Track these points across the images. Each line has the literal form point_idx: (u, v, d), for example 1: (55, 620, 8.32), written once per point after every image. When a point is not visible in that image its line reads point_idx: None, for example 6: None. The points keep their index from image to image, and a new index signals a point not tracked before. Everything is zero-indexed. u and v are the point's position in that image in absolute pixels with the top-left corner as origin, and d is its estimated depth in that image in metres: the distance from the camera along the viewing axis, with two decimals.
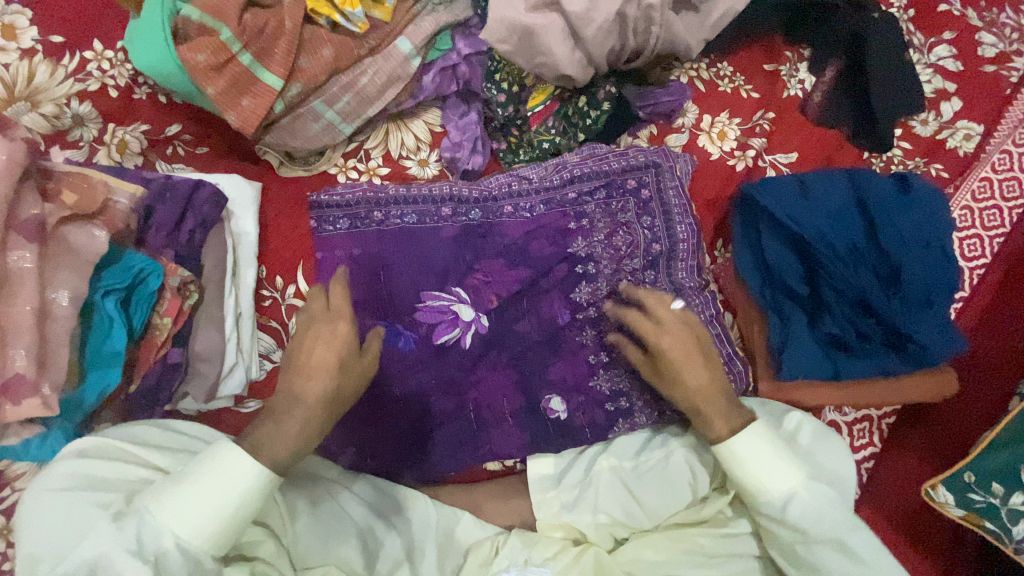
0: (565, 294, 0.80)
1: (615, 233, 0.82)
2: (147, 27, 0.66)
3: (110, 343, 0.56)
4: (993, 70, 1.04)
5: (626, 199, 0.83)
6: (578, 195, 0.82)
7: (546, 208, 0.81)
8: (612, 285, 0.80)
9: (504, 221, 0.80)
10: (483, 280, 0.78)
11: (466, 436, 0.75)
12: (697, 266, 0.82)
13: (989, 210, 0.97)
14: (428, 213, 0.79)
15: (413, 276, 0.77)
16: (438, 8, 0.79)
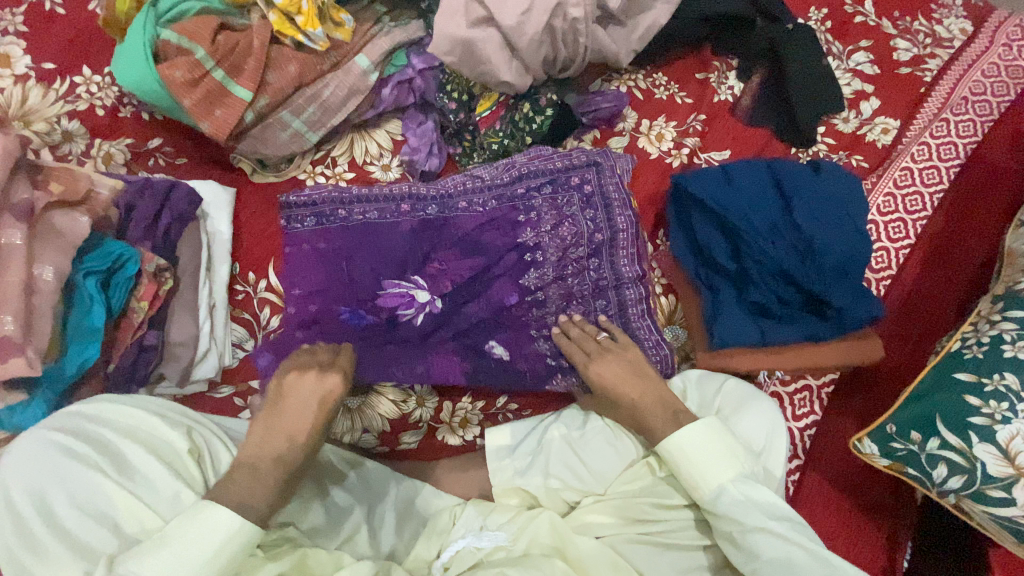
0: (515, 279, 0.85)
1: (560, 224, 0.87)
2: (130, 50, 0.75)
3: (90, 319, 0.62)
4: (908, 72, 1.15)
5: (570, 194, 0.88)
6: (525, 190, 0.88)
7: (497, 203, 0.87)
8: (557, 269, 0.85)
9: (458, 215, 0.86)
10: (440, 269, 0.84)
11: (406, 373, 0.80)
12: (638, 254, 0.88)
13: (911, 196, 1.06)
14: (388, 210, 0.85)
15: (374, 266, 0.82)
16: (394, 30, 0.89)
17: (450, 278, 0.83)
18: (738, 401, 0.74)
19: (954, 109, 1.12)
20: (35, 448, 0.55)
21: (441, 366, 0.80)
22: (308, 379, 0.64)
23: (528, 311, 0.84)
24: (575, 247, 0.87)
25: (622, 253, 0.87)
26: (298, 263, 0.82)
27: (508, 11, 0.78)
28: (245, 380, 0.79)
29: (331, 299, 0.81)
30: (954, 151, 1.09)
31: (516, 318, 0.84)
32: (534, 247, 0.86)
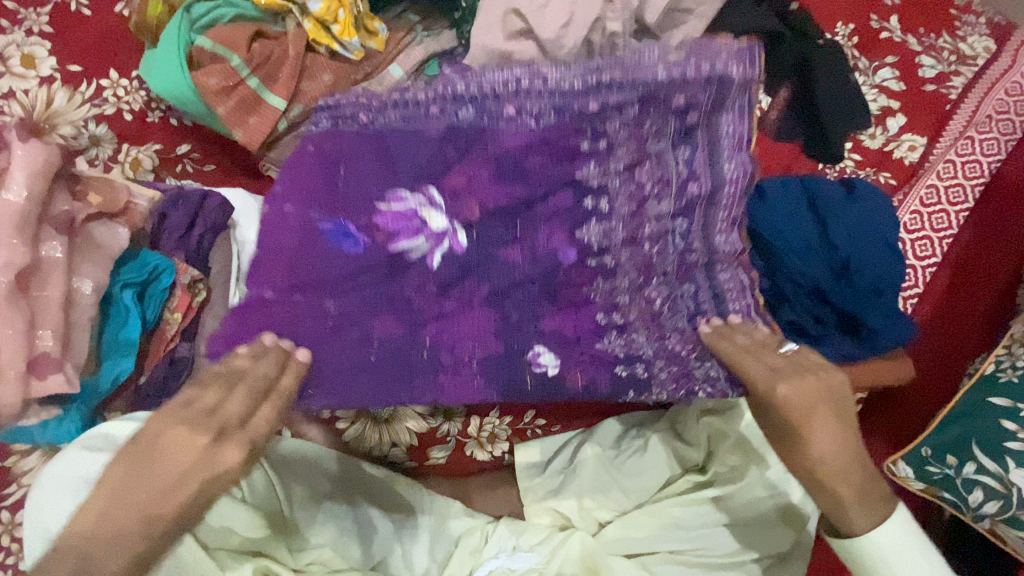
0: (570, 228, 0.63)
1: (639, 168, 0.63)
2: (164, 55, 0.74)
3: (126, 332, 0.61)
4: (933, 89, 1.15)
5: (654, 177, 0.63)
6: (600, 106, 0.62)
7: (557, 118, 0.63)
8: (628, 228, 0.63)
9: (500, 127, 0.63)
10: (464, 181, 0.62)
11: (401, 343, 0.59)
12: (738, 220, 0.65)
13: (937, 214, 1.05)
14: (414, 116, 0.66)
15: (374, 172, 0.62)
16: (427, 39, 0.88)
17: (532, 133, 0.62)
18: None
19: (978, 127, 1.11)
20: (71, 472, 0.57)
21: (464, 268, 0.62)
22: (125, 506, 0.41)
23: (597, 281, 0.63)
24: (659, 194, 0.64)
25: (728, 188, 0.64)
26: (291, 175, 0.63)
27: (548, 24, 0.76)
28: None
29: (305, 240, 0.59)
30: (979, 169, 1.08)
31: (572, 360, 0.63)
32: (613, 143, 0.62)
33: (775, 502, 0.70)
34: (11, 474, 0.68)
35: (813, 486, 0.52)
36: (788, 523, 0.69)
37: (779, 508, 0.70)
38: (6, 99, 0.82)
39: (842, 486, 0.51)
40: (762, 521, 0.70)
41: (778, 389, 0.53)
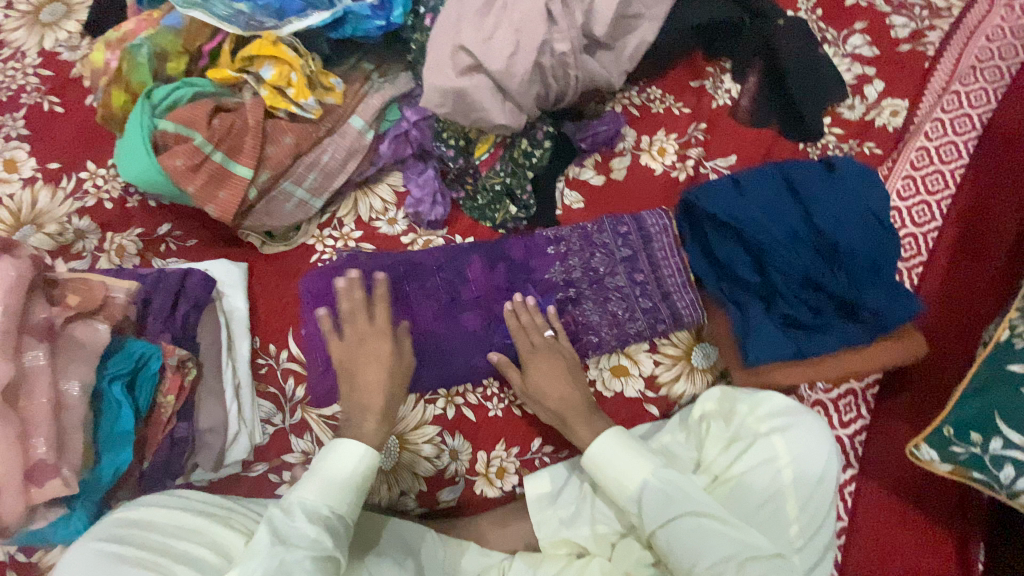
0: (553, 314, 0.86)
1: (590, 266, 0.87)
2: (130, 145, 0.77)
3: (121, 424, 0.62)
4: (909, 48, 1.11)
5: (597, 249, 0.88)
6: (557, 249, 0.88)
7: (523, 260, 0.87)
8: (598, 310, 0.86)
9: (476, 272, 0.86)
10: (471, 313, 0.85)
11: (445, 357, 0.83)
12: (678, 283, 0.87)
13: (931, 175, 1.03)
14: (415, 271, 0.85)
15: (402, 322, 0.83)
16: (384, 86, 0.88)
17: (506, 258, 0.87)
18: (775, 416, 0.71)
19: (962, 81, 1.10)
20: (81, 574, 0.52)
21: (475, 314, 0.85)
22: (285, 136, 0.81)
23: (566, 252, 0.88)
24: (610, 281, 0.87)
25: (664, 265, 0.87)
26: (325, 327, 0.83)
27: (495, 56, 0.76)
28: (278, 455, 0.80)
29: None
30: (969, 123, 1.07)
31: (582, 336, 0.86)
32: (573, 285, 0.87)
33: (775, 501, 0.67)
34: (36, 570, 0.69)
35: (543, 392, 0.77)
36: (792, 525, 0.66)
37: (780, 506, 0.67)
38: None
39: (573, 419, 0.76)
40: (763, 521, 0.67)
41: (530, 368, 0.79)
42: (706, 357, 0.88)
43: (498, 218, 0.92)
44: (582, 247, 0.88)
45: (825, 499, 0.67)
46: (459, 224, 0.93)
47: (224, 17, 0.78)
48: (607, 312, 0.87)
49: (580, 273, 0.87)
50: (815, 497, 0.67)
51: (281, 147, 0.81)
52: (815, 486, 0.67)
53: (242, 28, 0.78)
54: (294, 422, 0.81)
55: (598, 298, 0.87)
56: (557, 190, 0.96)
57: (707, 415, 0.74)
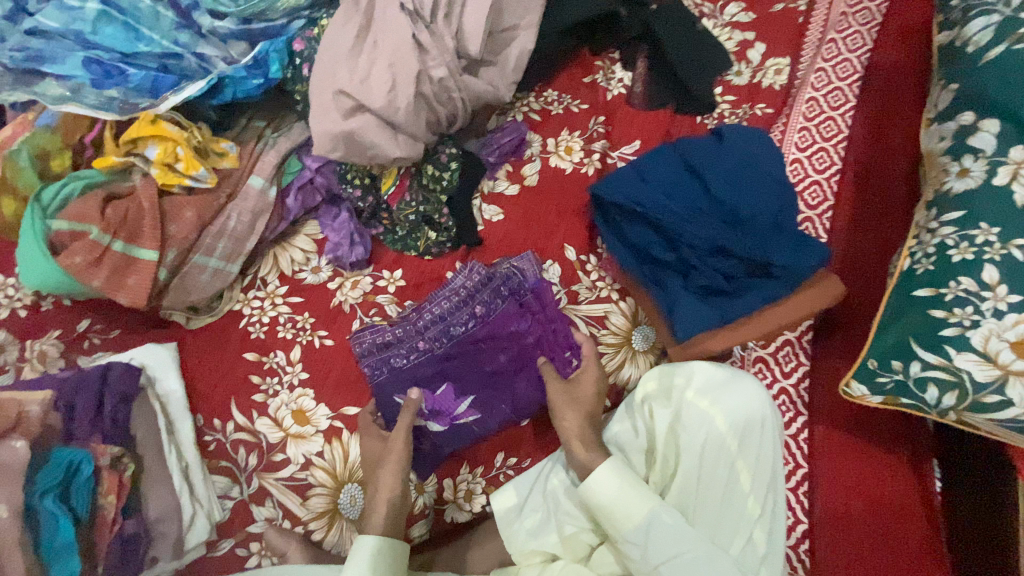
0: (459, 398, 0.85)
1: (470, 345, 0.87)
2: (26, 251, 0.75)
3: (61, 535, 0.61)
4: (782, 7, 1.17)
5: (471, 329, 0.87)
6: (437, 336, 0.87)
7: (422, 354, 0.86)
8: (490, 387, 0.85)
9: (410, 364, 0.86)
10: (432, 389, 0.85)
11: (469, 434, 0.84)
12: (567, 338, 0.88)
13: (824, 123, 1.07)
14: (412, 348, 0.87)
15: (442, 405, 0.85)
16: (279, 140, 0.89)
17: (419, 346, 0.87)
18: (709, 389, 0.74)
19: (837, 27, 1.15)
20: None
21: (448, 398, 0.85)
22: (187, 212, 0.80)
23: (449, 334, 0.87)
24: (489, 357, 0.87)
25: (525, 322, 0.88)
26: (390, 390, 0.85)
27: (375, 94, 0.77)
28: (242, 528, 0.80)
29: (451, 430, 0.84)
30: (850, 67, 1.12)
31: (490, 412, 0.85)
32: (460, 381, 0.86)
33: (729, 475, 0.71)
34: None
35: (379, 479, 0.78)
36: (749, 496, 0.70)
37: (733, 477, 0.71)
38: None
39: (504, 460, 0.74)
40: (721, 500, 0.70)
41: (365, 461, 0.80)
42: (646, 338, 0.91)
43: (421, 247, 0.94)
44: (470, 352, 0.87)
45: (773, 464, 0.71)
46: (384, 259, 0.94)
47: (97, 105, 0.77)
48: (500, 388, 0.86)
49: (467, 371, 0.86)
50: (764, 464, 0.70)
51: (186, 219, 0.80)
52: (760, 453, 0.71)
53: (116, 112, 0.77)
54: (252, 492, 0.82)
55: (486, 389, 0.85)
56: (474, 208, 0.98)
57: (649, 399, 0.76)
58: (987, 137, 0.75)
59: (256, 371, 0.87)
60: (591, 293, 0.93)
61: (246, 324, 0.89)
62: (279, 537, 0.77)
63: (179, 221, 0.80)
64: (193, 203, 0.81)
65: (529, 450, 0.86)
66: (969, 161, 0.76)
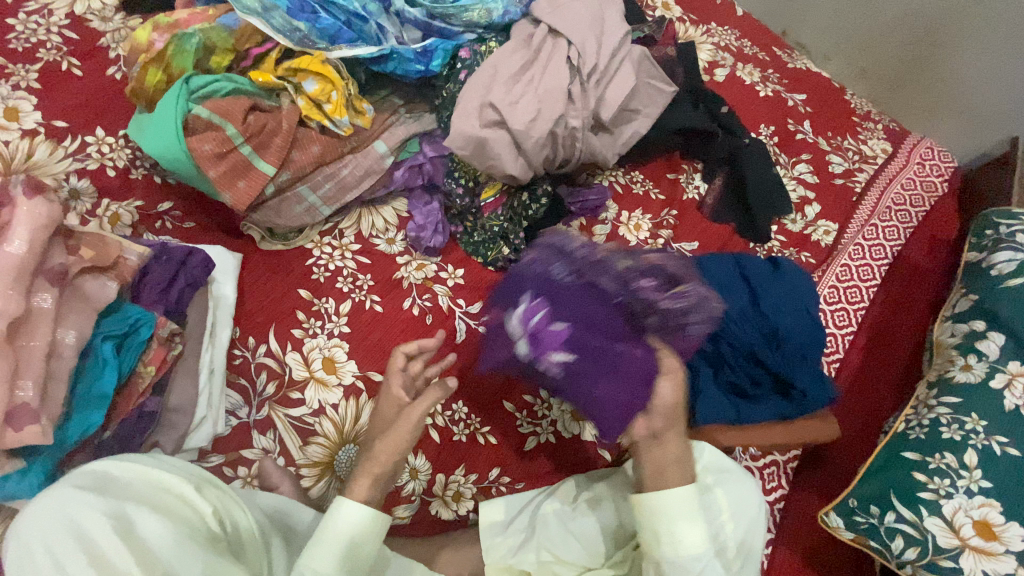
0: (564, 341, 0.73)
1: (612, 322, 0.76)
2: (160, 120, 0.79)
3: (100, 385, 0.63)
4: (841, 182, 1.34)
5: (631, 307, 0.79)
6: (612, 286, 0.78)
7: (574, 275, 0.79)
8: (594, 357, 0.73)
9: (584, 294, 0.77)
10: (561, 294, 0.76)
11: (606, 370, 0.73)
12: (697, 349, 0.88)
13: (853, 289, 1.21)
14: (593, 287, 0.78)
15: (592, 355, 0.73)
16: (409, 121, 0.97)
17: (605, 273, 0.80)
18: (717, 470, 0.81)
19: (880, 216, 1.31)
20: (56, 515, 0.48)
21: (569, 308, 0.74)
22: (313, 148, 0.87)
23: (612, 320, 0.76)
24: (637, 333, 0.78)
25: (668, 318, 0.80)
26: (571, 298, 0.75)
27: (518, 117, 0.87)
28: (237, 449, 0.80)
29: (582, 329, 0.74)
30: (883, 252, 1.27)
31: (595, 371, 0.73)
32: (582, 337, 0.74)
33: None
34: None
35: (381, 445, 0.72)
36: None
37: None
38: None
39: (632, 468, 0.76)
40: None
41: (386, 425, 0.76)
42: None
43: (489, 256, 1.00)
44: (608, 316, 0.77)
45: (752, 556, 0.78)
46: (453, 255, 1.00)
47: (279, 28, 0.86)
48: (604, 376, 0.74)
49: (590, 355, 0.73)
50: (746, 552, 0.77)
51: (311, 153, 0.87)
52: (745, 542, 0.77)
53: (295, 42, 0.86)
54: (258, 418, 0.82)
55: (622, 387, 0.73)
56: None
57: None
58: (991, 346, 0.89)
59: (302, 309, 0.88)
60: None
61: (310, 262, 0.92)
62: (276, 473, 0.77)
63: (303, 150, 0.87)
64: (320, 141, 0.87)
65: (525, 474, 0.89)
66: (973, 360, 0.89)
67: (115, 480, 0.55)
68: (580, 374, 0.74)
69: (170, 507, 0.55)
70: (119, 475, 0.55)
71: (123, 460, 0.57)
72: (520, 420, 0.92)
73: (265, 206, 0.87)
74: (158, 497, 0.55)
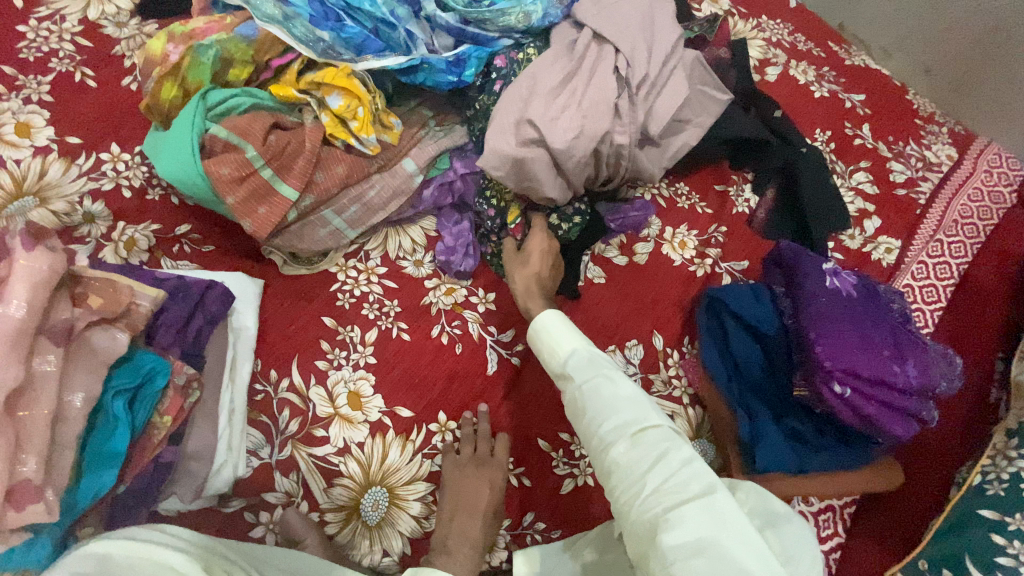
0: (837, 301, 0.82)
1: (874, 332, 0.80)
2: (175, 141, 0.74)
3: (112, 444, 0.59)
4: (904, 193, 1.23)
5: (910, 328, 0.84)
6: (882, 312, 0.83)
7: (858, 297, 0.84)
8: (853, 361, 0.76)
9: (859, 306, 0.83)
10: (864, 287, 0.86)
11: (849, 361, 0.76)
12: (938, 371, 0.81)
13: (914, 313, 1.11)
14: (890, 303, 0.87)
15: (847, 304, 0.82)
16: (440, 135, 0.90)
17: (864, 288, 0.86)
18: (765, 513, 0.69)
19: (946, 231, 1.20)
20: None
21: (885, 321, 0.82)
22: (337, 170, 0.81)
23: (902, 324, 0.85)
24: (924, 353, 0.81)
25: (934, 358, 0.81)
26: (849, 311, 0.81)
27: (559, 134, 0.79)
28: (258, 493, 0.75)
29: (848, 324, 0.80)
30: (949, 271, 1.16)
31: (852, 371, 0.76)
32: (876, 308, 0.84)
33: None
34: None
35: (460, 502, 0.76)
36: None
37: None
38: None
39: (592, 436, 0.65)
40: None
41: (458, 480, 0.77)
42: (704, 454, 0.89)
43: None
44: (873, 323, 0.81)
45: None
46: (485, 279, 0.93)
47: (300, 37, 0.79)
48: (860, 327, 0.80)
49: (876, 304, 0.85)
50: None
51: (335, 174, 0.81)
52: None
53: (318, 53, 0.80)
54: (281, 458, 0.77)
55: (853, 337, 0.78)
56: (582, 264, 0.98)
57: None
58: None
59: (327, 339, 0.83)
60: (664, 388, 0.92)
61: (333, 289, 0.86)
62: (300, 523, 0.73)
63: (326, 170, 0.80)
64: (343, 161, 0.81)
65: (563, 521, 0.82)
66: None
67: (114, 561, 0.50)
68: (824, 298, 0.82)
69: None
70: (122, 557, 0.51)
71: (126, 541, 0.54)
72: (556, 460, 0.85)
73: (287, 230, 0.82)
74: (163, 572, 0.51)
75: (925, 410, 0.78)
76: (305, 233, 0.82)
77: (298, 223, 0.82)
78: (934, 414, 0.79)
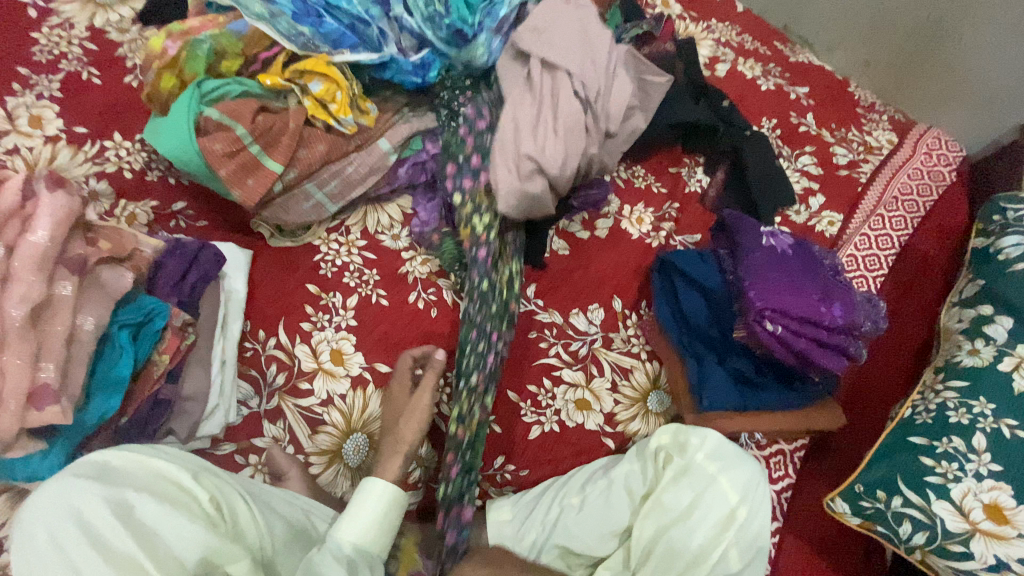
0: (771, 255, 0.91)
1: (803, 281, 0.89)
2: (173, 121, 0.83)
3: (115, 370, 0.70)
4: (846, 173, 1.33)
5: (840, 279, 0.93)
6: (813, 264, 0.93)
7: (791, 252, 0.93)
8: (783, 305, 0.85)
9: (791, 260, 0.92)
10: (798, 245, 0.96)
11: (779, 306, 0.85)
12: (867, 313, 0.89)
13: (858, 279, 1.21)
14: (822, 259, 0.96)
15: (780, 258, 0.91)
16: (412, 120, 1.00)
17: (797, 246, 0.95)
18: (720, 457, 0.82)
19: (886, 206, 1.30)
20: (54, 503, 0.53)
21: (815, 272, 0.91)
22: (318, 148, 0.90)
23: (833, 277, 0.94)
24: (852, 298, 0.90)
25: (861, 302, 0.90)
26: (782, 264, 0.91)
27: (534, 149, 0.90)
28: (247, 438, 0.82)
29: (779, 274, 0.89)
30: (890, 242, 1.25)
31: (782, 313, 0.85)
32: (808, 262, 0.93)
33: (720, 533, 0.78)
34: None
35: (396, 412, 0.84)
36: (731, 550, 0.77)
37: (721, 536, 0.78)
38: (10, 155, 0.89)
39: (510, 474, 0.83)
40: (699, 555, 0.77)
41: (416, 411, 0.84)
42: (660, 403, 0.97)
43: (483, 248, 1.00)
44: (804, 274, 0.90)
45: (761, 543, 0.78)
46: None
47: (285, 33, 0.90)
48: (791, 277, 0.89)
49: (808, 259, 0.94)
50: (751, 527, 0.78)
51: (316, 151, 0.90)
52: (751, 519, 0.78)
53: (299, 46, 0.91)
54: (268, 408, 0.84)
55: (783, 285, 0.87)
56: (548, 237, 1.07)
57: (664, 447, 0.85)
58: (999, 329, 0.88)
59: (311, 303, 0.91)
60: (624, 345, 1.00)
61: (316, 258, 0.94)
62: (282, 459, 0.80)
63: (308, 148, 0.90)
64: (324, 140, 0.91)
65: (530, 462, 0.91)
66: (980, 344, 0.88)
67: (114, 470, 0.59)
68: (759, 254, 0.92)
69: (168, 492, 0.59)
70: (121, 466, 0.60)
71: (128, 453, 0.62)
72: (522, 408, 0.93)
73: (273, 204, 0.91)
74: (156, 483, 0.60)
75: (852, 346, 0.86)
76: (289, 207, 0.91)
77: (282, 197, 0.90)
78: (861, 350, 0.87)
